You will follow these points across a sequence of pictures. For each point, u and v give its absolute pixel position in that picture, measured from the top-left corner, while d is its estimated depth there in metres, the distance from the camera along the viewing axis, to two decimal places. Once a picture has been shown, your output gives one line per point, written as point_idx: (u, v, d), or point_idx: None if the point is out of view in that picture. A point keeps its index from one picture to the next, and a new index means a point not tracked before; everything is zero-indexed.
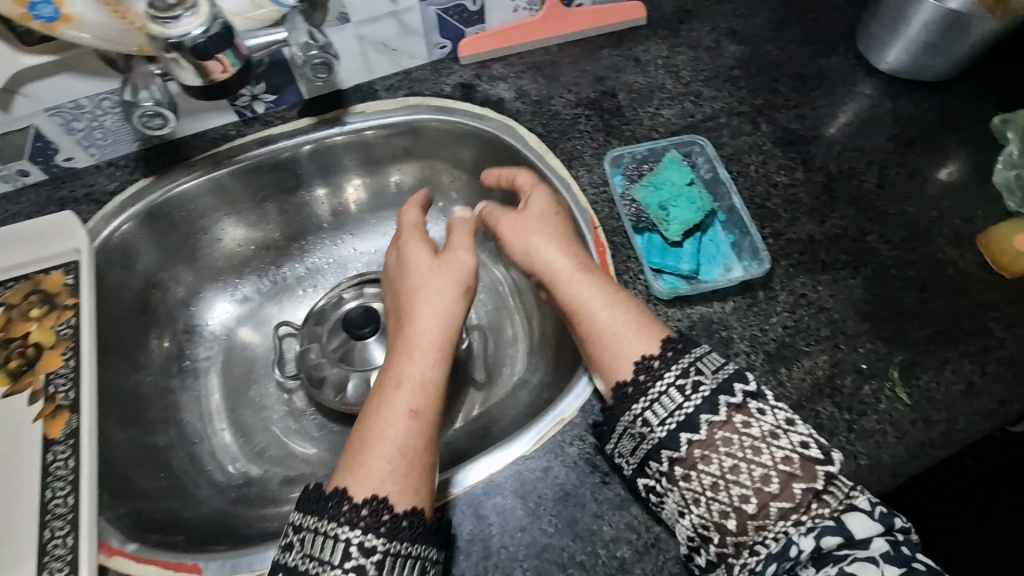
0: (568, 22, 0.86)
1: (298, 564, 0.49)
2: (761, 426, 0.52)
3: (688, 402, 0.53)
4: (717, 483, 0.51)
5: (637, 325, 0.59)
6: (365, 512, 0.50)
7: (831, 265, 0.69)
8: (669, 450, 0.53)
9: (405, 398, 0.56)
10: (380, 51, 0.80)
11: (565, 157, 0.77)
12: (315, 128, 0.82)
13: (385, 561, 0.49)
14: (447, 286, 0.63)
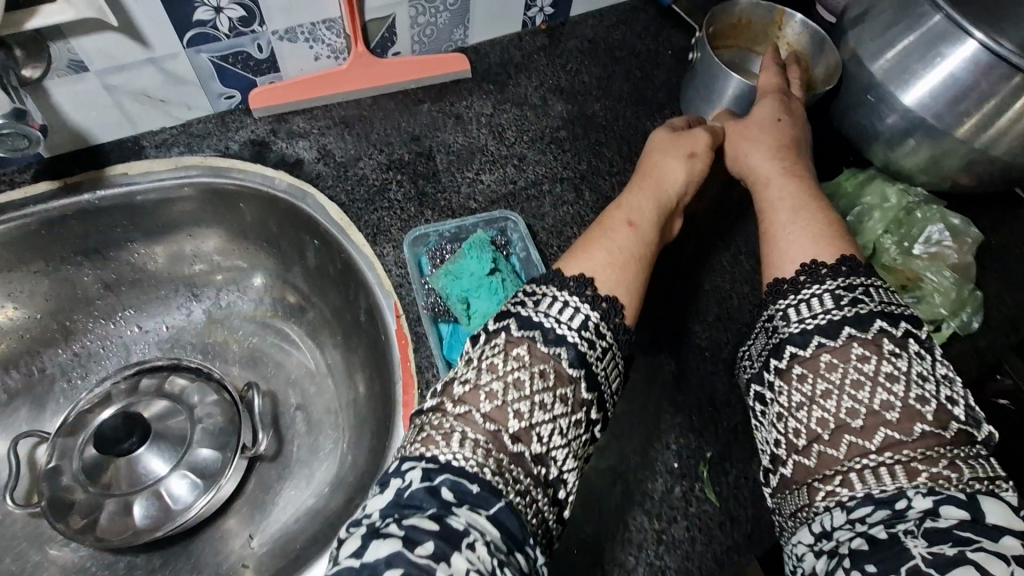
0: (380, 73, 0.77)
1: (531, 316, 0.47)
2: (911, 363, 0.46)
3: (838, 309, 0.48)
4: (830, 393, 0.46)
5: (821, 234, 0.55)
6: (604, 302, 0.49)
7: (646, 349, 0.65)
8: (793, 347, 0.49)
9: (617, 256, 0.53)
10: (142, 102, 0.68)
11: (369, 231, 0.68)
12: (55, 195, 0.67)
13: (608, 349, 0.48)
14: (642, 189, 0.61)
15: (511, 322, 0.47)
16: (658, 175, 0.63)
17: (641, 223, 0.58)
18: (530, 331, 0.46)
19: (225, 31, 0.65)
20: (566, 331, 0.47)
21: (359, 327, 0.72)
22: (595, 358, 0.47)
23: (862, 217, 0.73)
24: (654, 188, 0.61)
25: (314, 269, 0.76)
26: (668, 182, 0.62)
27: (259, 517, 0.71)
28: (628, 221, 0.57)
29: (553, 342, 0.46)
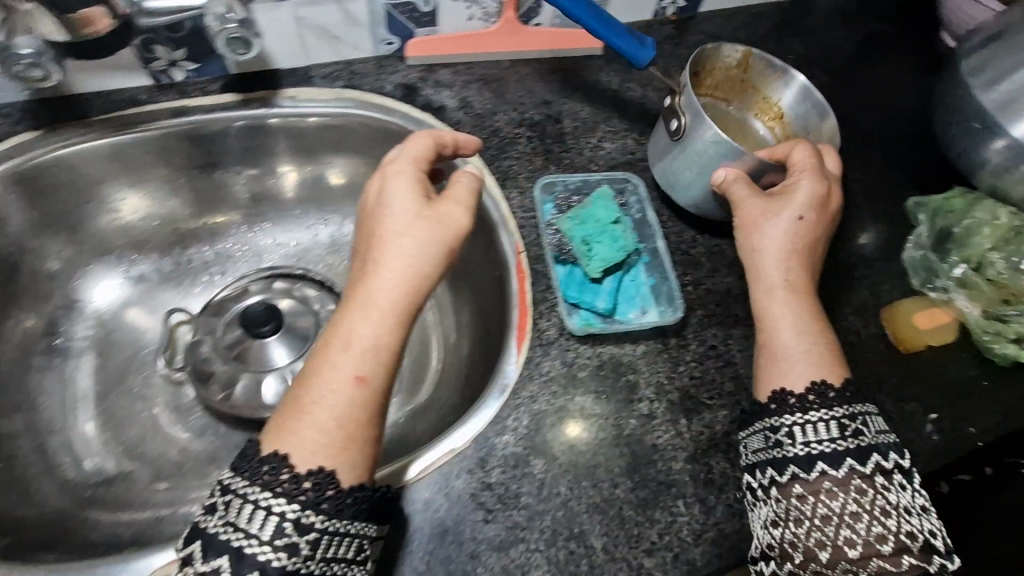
0: (523, 38, 0.84)
1: (219, 531, 0.46)
2: (899, 495, 0.54)
3: (851, 441, 0.54)
4: (830, 518, 0.52)
5: (826, 356, 0.59)
6: (330, 492, 0.48)
7: (742, 319, 0.69)
8: (795, 467, 0.54)
9: (332, 424, 0.49)
10: (321, 37, 0.76)
11: (499, 176, 0.75)
12: (238, 107, 0.75)
13: (321, 539, 0.47)
14: (361, 313, 0.53)
15: (196, 548, 0.46)
16: (416, 290, 0.55)
17: (373, 375, 0.52)
18: (211, 559, 0.45)
19: None
20: (254, 547, 0.45)
21: None
22: (298, 564, 0.46)
23: (971, 231, 0.75)
24: (399, 311, 0.54)
25: None
26: (415, 290, 0.55)
27: None
28: (358, 375, 0.51)
29: (220, 556, 0.45)
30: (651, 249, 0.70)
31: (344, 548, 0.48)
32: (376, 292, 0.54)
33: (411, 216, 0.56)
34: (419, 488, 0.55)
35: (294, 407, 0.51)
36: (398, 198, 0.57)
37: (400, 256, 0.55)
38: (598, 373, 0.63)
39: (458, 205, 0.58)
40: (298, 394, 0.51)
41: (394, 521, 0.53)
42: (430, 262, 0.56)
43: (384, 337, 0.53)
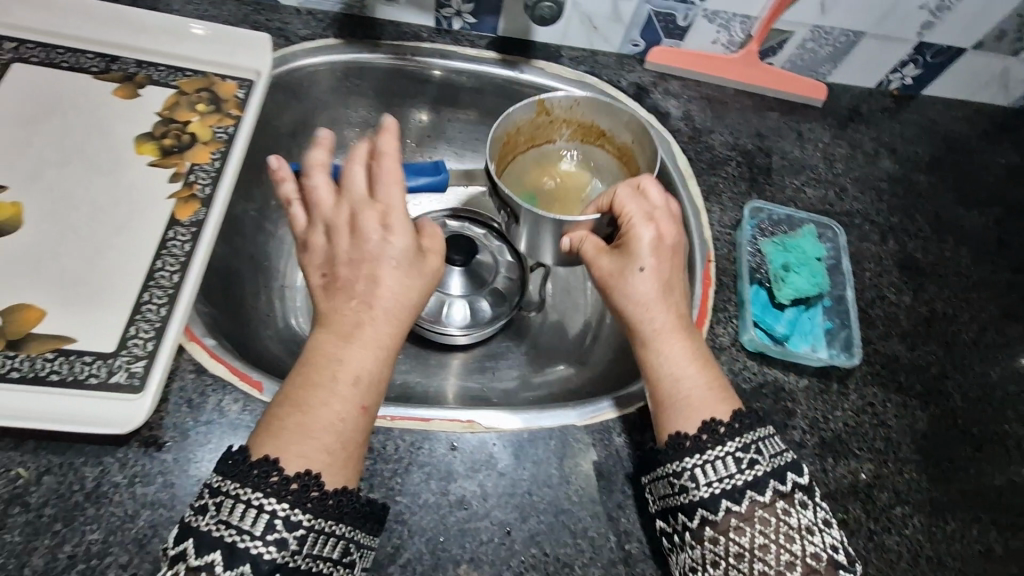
0: (754, 72, 0.88)
1: (212, 530, 0.44)
2: (801, 517, 0.52)
3: (734, 476, 0.52)
4: (743, 555, 0.50)
5: (713, 389, 0.57)
6: (330, 502, 0.47)
7: (904, 389, 0.71)
8: (704, 509, 0.52)
9: (334, 430, 0.49)
10: (583, 24, 0.84)
11: (705, 189, 0.80)
12: (495, 64, 0.84)
13: (308, 536, 0.46)
14: (358, 339, 0.52)
15: (214, 555, 0.44)
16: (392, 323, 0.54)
17: (372, 398, 0.51)
18: (236, 562, 0.44)
19: None
20: (238, 541, 0.44)
21: None
22: (297, 557, 0.45)
23: None
24: (377, 341, 0.52)
25: None
26: (386, 313, 0.53)
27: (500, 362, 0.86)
28: (362, 403, 0.50)
29: (239, 561, 0.44)
30: (836, 295, 0.73)
31: (335, 548, 0.47)
32: (369, 305, 0.53)
33: (400, 258, 0.55)
34: (585, 432, 0.61)
35: (302, 410, 0.49)
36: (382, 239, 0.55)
37: (380, 289, 0.54)
38: (760, 390, 0.67)
39: (405, 243, 0.55)
40: (285, 412, 0.49)
41: (559, 451, 0.59)
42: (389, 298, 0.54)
43: (372, 364, 0.52)
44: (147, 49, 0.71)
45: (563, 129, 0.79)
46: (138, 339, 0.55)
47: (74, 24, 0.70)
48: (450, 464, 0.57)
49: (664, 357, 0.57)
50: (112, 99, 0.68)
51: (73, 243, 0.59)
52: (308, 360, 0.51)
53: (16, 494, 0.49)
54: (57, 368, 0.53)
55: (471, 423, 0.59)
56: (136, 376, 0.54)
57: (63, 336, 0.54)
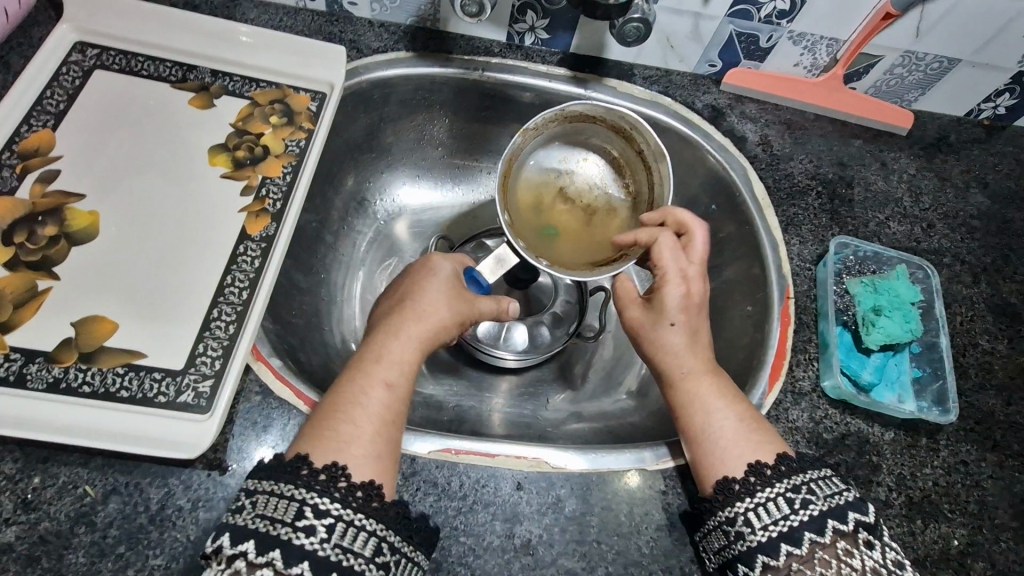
0: (836, 97, 0.84)
1: (247, 523, 0.44)
2: (863, 559, 0.47)
3: (791, 518, 0.48)
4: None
5: (750, 433, 0.55)
6: (359, 494, 0.46)
7: (1001, 447, 0.65)
8: (765, 556, 0.48)
9: (372, 425, 0.51)
10: (660, 43, 0.81)
11: (783, 219, 0.76)
12: (566, 81, 0.81)
13: (336, 525, 0.44)
14: (396, 333, 0.58)
15: (246, 543, 0.43)
16: (430, 325, 0.60)
17: (402, 379, 0.56)
18: (267, 550, 0.42)
19: (762, 15, 0.75)
20: (284, 533, 0.43)
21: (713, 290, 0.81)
22: (326, 546, 0.43)
23: None
24: (415, 335, 0.58)
25: None
26: (429, 320, 0.60)
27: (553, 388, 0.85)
28: (387, 380, 0.55)
29: (270, 547, 0.42)
30: (928, 341, 0.68)
31: (366, 545, 0.44)
32: (409, 311, 0.60)
33: (440, 273, 0.64)
34: (656, 478, 0.58)
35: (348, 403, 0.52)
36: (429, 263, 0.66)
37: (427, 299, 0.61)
38: (843, 441, 0.63)
39: (445, 266, 0.66)
40: (320, 412, 0.52)
41: (629, 497, 0.56)
42: (429, 300, 0.61)
43: (412, 359, 0.57)
44: (223, 59, 0.71)
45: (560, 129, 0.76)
46: (206, 358, 0.54)
47: (155, 33, 0.70)
48: (516, 505, 0.54)
49: (700, 405, 0.57)
50: (188, 109, 0.67)
51: (145, 255, 0.58)
52: (350, 363, 0.56)
53: (84, 513, 0.48)
54: (127, 384, 0.52)
55: (538, 461, 0.57)
56: (203, 396, 0.53)
57: (133, 351, 0.54)
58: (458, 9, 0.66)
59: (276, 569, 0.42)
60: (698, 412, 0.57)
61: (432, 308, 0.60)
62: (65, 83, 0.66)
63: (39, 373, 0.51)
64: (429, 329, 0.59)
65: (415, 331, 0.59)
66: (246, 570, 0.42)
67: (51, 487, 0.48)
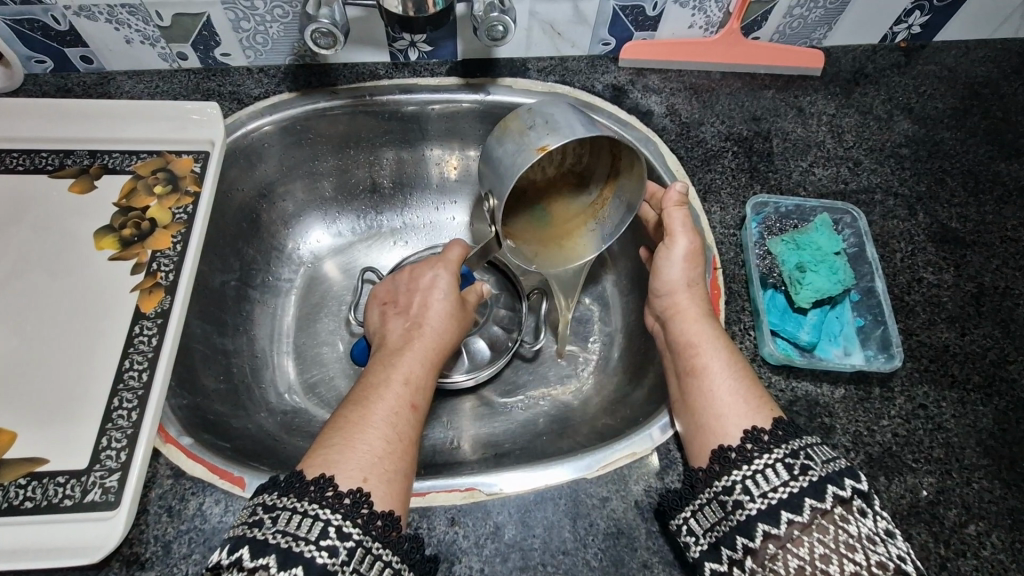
0: (738, 51, 0.81)
1: (271, 538, 0.43)
2: (859, 526, 0.46)
3: (790, 484, 0.47)
4: (803, 569, 0.45)
5: (753, 395, 0.54)
6: (379, 523, 0.46)
7: (960, 383, 0.62)
8: (765, 524, 0.46)
9: (397, 446, 0.51)
10: (546, 32, 0.78)
11: (701, 188, 0.73)
12: (459, 89, 0.79)
13: (356, 551, 0.44)
14: (409, 355, 0.59)
15: (270, 558, 0.42)
16: (440, 347, 0.62)
17: (421, 399, 0.56)
18: (289, 566, 0.42)
19: None
20: (307, 548, 0.43)
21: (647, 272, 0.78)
22: (345, 569, 0.43)
23: None
24: (426, 356, 0.60)
25: None
26: (436, 335, 0.62)
27: (509, 402, 0.81)
28: (413, 403, 0.55)
29: (293, 564, 0.42)
30: (865, 287, 0.66)
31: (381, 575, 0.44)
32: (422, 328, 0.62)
33: (444, 284, 0.67)
34: (598, 485, 0.55)
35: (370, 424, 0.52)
36: (432, 278, 0.67)
37: (437, 314, 0.64)
38: (792, 409, 0.60)
39: (444, 275, 0.67)
40: (348, 429, 0.51)
41: (571, 511, 0.54)
42: (439, 321, 0.64)
43: (424, 379, 0.58)
44: (99, 138, 0.69)
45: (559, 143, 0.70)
46: (110, 451, 0.52)
47: (27, 126, 0.69)
48: (452, 542, 0.52)
49: (701, 360, 0.57)
50: (69, 197, 0.66)
51: (39, 355, 0.57)
52: (359, 388, 0.56)
53: None
54: (30, 494, 0.51)
55: (472, 491, 0.55)
56: (111, 491, 0.51)
57: (35, 458, 0.52)
58: (311, 42, 0.62)
59: None
60: (698, 369, 0.57)
61: (439, 324, 0.63)
62: None
63: None
64: (438, 344, 0.62)
65: (424, 348, 0.60)
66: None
67: None
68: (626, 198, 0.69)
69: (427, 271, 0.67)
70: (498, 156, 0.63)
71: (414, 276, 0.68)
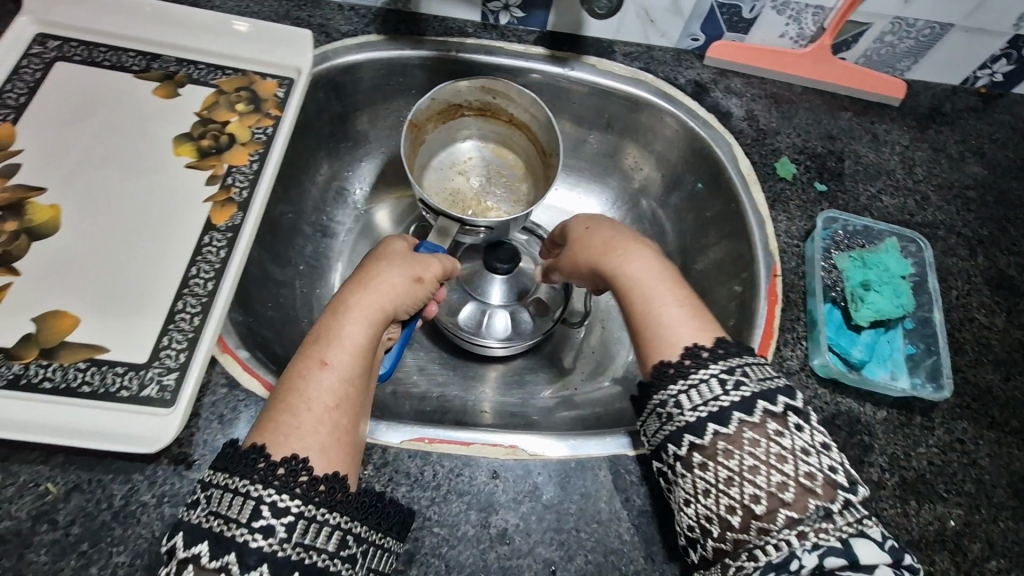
0: (826, 68, 0.81)
1: (202, 522, 0.42)
2: (794, 438, 0.46)
3: (724, 398, 0.47)
4: (733, 478, 0.45)
5: (699, 317, 0.55)
6: (321, 487, 0.44)
7: (999, 424, 0.63)
8: (691, 435, 0.47)
9: (318, 409, 0.48)
10: (640, 18, 0.78)
11: (770, 195, 0.74)
12: (543, 61, 0.79)
13: (297, 524, 0.42)
14: (350, 316, 0.55)
15: (203, 545, 0.41)
16: (369, 283, 0.57)
17: (347, 360, 0.52)
18: (222, 553, 0.41)
19: None
20: (237, 532, 0.41)
21: (692, 275, 0.81)
22: (286, 545, 0.42)
23: None
24: (371, 317, 0.56)
25: (682, 206, 0.83)
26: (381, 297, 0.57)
27: (540, 376, 0.81)
28: (323, 357, 0.52)
29: (225, 551, 0.41)
30: (921, 317, 0.66)
31: (330, 539, 0.43)
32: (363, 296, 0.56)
33: (394, 258, 0.61)
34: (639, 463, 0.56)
35: (292, 394, 0.49)
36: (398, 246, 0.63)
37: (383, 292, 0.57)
38: (834, 421, 0.61)
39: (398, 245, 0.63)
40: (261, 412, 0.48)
41: (610, 483, 0.55)
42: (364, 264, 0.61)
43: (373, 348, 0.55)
44: (188, 47, 0.69)
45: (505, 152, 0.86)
46: (169, 351, 0.53)
47: (118, 23, 0.69)
48: (491, 494, 0.53)
49: (651, 308, 0.56)
50: (152, 100, 0.66)
51: (109, 248, 0.57)
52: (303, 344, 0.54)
53: (45, 511, 0.47)
54: (88, 379, 0.51)
55: (514, 448, 0.55)
56: (167, 389, 0.51)
57: (95, 346, 0.52)
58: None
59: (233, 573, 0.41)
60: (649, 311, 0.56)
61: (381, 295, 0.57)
62: (26, 76, 0.64)
63: None
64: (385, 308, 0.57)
65: (371, 312, 0.56)
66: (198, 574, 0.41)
67: (12, 486, 0.47)
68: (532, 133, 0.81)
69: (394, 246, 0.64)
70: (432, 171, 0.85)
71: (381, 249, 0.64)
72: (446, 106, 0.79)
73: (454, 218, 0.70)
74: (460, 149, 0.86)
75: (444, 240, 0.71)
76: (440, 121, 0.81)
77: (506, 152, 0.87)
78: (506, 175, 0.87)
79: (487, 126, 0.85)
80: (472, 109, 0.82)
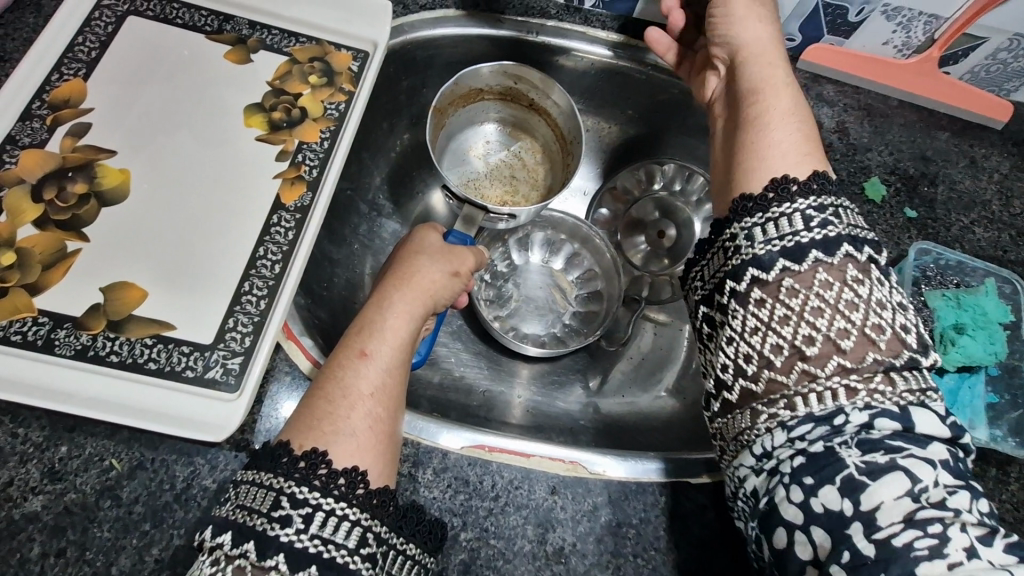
0: (929, 83, 0.75)
1: (229, 514, 0.41)
2: (873, 291, 0.45)
3: (808, 234, 0.45)
4: (790, 317, 0.45)
5: (807, 143, 0.50)
6: (341, 481, 0.42)
7: None
8: (756, 270, 0.46)
9: (354, 397, 0.47)
10: None
11: (855, 217, 0.70)
12: (626, 50, 0.74)
13: (315, 516, 0.40)
14: (388, 308, 0.53)
15: (226, 535, 0.40)
16: (408, 281, 0.55)
17: (384, 352, 0.50)
18: (242, 542, 0.39)
19: None
20: (258, 521, 0.40)
21: None
22: (303, 538, 0.39)
23: None
24: (411, 310, 0.54)
25: None
26: (422, 289, 0.55)
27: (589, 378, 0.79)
28: (363, 348, 0.50)
29: (246, 539, 0.39)
30: (1008, 365, 0.62)
31: (350, 536, 0.41)
32: (400, 289, 0.55)
33: (433, 251, 0.59)
34: (701, 493, 0.54)
35: (330, 383, 0.48)
36: (432, 240, 0.60)
37: (425, 284, 0.56)
38: None
39: (433, 237, 0.60)
40: (296, 408, 0.47)
41: (670, 509, 0.53)
42: (399, 258, 0.59)
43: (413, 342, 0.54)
44: (262, 11, 0.66)
45: (541, 127, 0.81)
46: (235, 334, 0.52)
47: None
48: (549, 510, 0.51)
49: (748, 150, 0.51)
50: (224, 64, 0.64)
51: (177, 220, 0.56)
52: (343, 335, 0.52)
53: (109, 487, 0.46)
54: (155, 356, 0.50)
55: (574, 465, 0.54)
56: (231, 373, 0.50)
57: (161, 322, 0.51)
58: None
59: (250, 563, 0.39)
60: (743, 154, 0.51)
61: (421, 289, 0.55)
62: (97, 29, 0.62)
63: (66, 339, 0.50)
64: (427, 301, 0.55)
65: (414, 302, 0.54)
66: (223, 563, 0.39)
67: (78, 458, 0.47)
68: (558, 108, 0.76)
69: (430, 235, 0.61)
70: (456, 163, 0.81)
71: (414, 237, 0.61)
72: (468, 90, 0.75)
73: (479, 205, 0.66)
74: (478, 135, 0.82)
75: (468, 229, 0.67)
76: (461, 104, 0.77)
77: (524, 137, 0.83)
78: (522, 162, 0.83)
79: (507, 108, 0.80)
80: (494, 94, 0.78)
